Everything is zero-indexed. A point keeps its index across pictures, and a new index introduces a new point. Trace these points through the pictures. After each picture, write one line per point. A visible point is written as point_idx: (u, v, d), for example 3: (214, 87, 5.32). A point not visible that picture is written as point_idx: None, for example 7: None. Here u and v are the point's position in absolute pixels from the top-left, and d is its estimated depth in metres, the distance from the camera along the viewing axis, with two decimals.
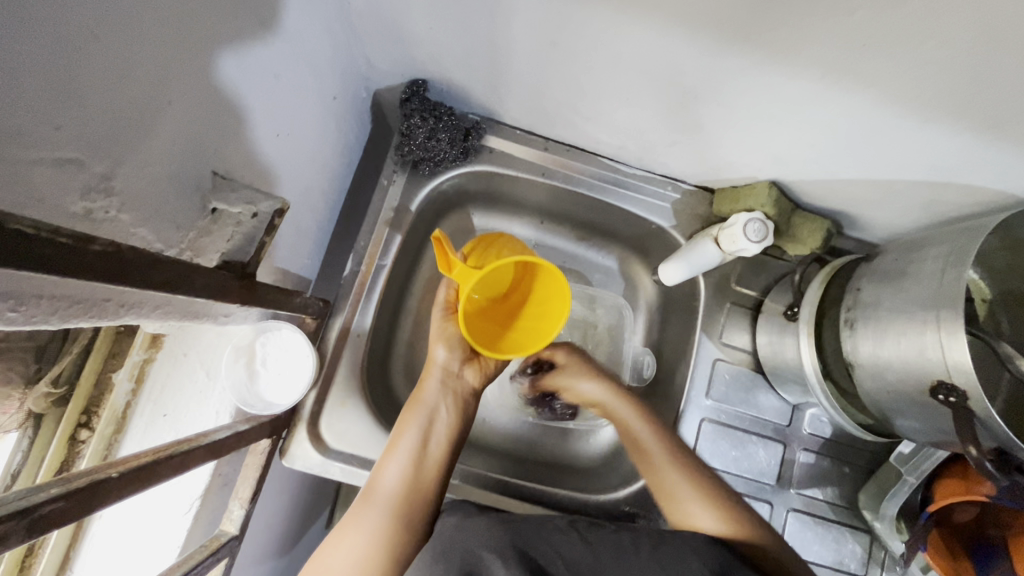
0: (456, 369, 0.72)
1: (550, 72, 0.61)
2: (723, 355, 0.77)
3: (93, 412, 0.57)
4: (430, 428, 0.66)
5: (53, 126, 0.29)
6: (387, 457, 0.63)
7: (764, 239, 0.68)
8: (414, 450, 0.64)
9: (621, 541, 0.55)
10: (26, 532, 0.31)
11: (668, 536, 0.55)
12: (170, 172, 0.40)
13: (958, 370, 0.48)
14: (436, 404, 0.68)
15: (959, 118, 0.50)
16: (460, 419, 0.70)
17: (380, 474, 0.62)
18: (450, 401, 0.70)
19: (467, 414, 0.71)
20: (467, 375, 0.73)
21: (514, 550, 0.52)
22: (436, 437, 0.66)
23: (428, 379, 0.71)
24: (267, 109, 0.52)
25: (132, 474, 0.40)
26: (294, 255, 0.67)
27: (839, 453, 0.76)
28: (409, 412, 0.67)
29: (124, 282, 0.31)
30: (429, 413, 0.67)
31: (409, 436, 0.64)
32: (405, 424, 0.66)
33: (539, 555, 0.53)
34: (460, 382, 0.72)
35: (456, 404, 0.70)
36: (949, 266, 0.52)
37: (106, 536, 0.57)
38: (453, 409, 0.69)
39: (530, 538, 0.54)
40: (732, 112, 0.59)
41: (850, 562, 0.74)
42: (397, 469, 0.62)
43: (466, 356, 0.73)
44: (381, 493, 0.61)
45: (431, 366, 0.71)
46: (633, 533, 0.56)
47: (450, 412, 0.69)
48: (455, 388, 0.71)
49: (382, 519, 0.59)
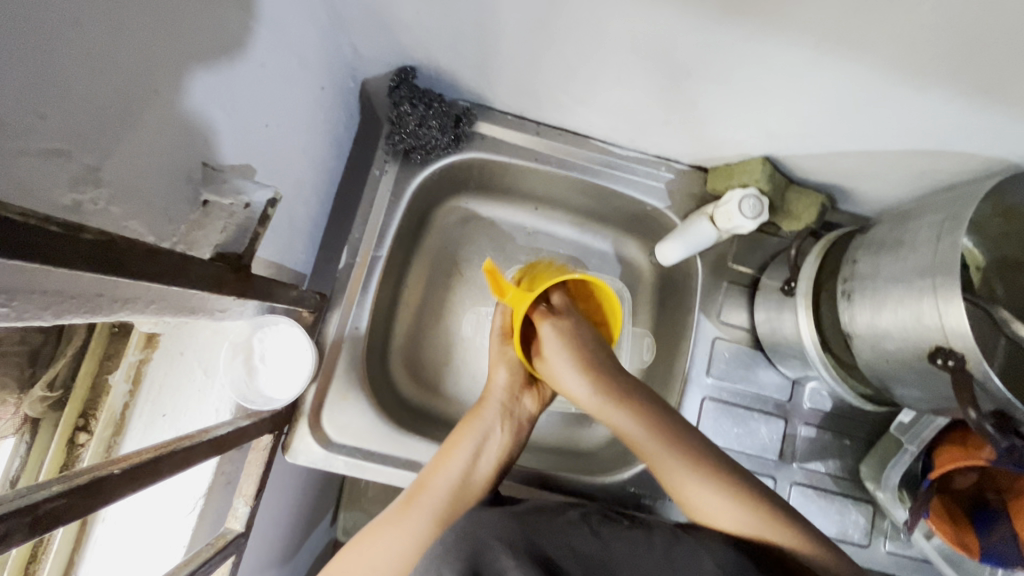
0: (516, 393, 0.71)
1: (540, 54, 0.61)
2: (722, 333, 0.78)
3: (91, 415, 0.56)
4: (484, 447, 0.66)
5: (36, 113, 0.29)
6: (440, 466, 0.64)
7: (760, 215, 0.69)
8: (461, 467, 0.64)
9: (635, 538, 0.56)
10: (27, 531, 0.31)
11: (681, 534, 0.57)
12: (159, 163, 0.40)
13: (956, 334, 0.49)
14: (492, 426, 0.67)
15: (950, 84, 0.50)
16: (516, 442, 0.69)
17: (431, 480, 0.63)
18: (508, 424, 0.69)
19: (523, 439, 0.70)
20: (528, 402, 0.72)
21: (525, 546, 0.53)
22: (489, 458, 0.66)
23: (487, 399, 0.70)
24: (254, 100, 0.51)
25: (135, 471, 0.39)
26: (288, 249, 0.66)
27: (840, 425, 0.77)
28: (465, 429, 0.67)
29: (119, 273, 0.30)
30: (484, 433, 0.66)
31: (463, 452, 0.65)
32: (459, 443, 0.66)
33: (551, 547, 0.54)
34: (519, 407, 0.71)
35: (512, 427, 0.69)
36: (944, 233, 0.52)
37: (109, 538, 0.57)
38: (510, 432, 0.69)
39: (543, 532, 0.55)
40: (724, 86, 0.59)
41: (853, 532, 0.75)
42: (447, 480, 0.63)
43: (524, 383, 0.72)
44: (428, 500, 0.61)
45: (490, 389, 0.71)
46: (647, 530, 0.57)
47: (506, 435, 0.68)
48: (514, 414, 0.70)
49: (423, 527, 0.59)
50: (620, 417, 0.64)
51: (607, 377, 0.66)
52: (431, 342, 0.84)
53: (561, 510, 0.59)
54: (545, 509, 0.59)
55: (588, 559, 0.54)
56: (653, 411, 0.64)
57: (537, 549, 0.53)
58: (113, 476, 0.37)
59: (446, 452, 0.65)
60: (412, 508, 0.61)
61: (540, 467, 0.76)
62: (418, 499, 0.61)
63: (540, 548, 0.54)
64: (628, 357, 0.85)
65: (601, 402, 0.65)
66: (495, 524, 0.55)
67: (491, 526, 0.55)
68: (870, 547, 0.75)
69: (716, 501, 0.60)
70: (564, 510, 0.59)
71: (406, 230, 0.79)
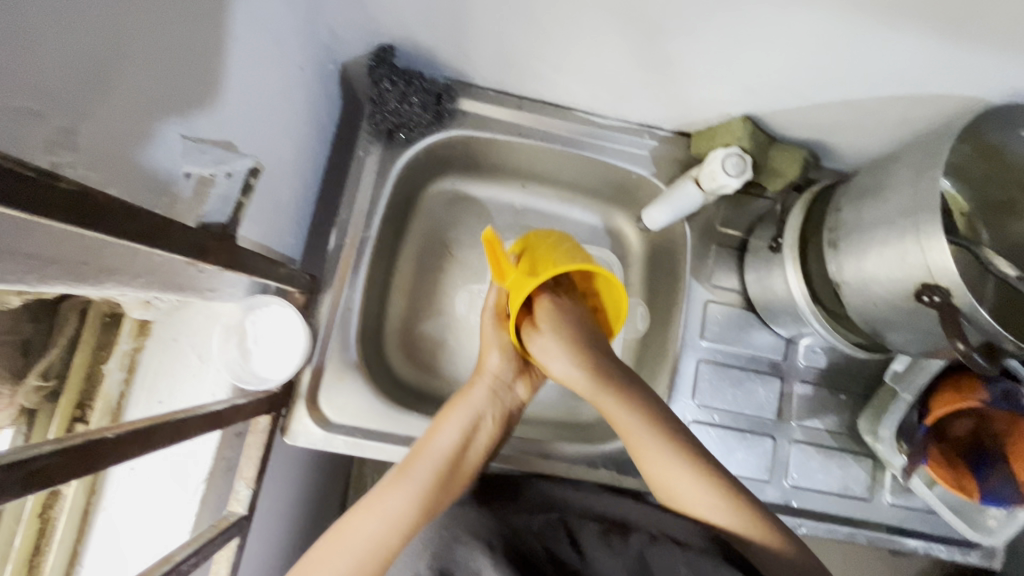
0: (506, 380, 0.70)
1: (515, 22, 0.61)
2: (714, 297, 0.78)
3: (87, 405, 0.56)
4: (475, 432, 0.66)
5: (5, 71, 0.29)
6: (424, 451, 0.63)
7: (743, 172, 0.69)
8: (450, 448, 0.64)
9: (610, 537, 0.57)
10: (21, 486, 0.31)
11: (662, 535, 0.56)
12: (137, 133, 0.40)
13: (940, 270, 0.49)
14: (482, 409, 0.67)
15: (922, 22, 0.50)
16: (501, 430, 0.69)
17: (416, 461, 0.62)
18: (496, 412, 0.68)
19: (509, 429, 0.70)
20: (519, 390, 0.72)
21: (499, 545, 0.55)
22: (477, 439, 0.66)
23: (478, 384, 0.69)
24: (232, 71, 0.51)
25: (129, 436, 0.39)
26: (275, 231, 0.67)
27: (836, 381, 0.77)
28: (453, 410, 0.67)
29: (95, 226, 0.30)
30: (475, 415, 0.66)
31: (448, 436, 0.64)
32: (448, 421, 0.65)
33: (526, 548, 0.55)
34: (509, 395, 0.70)
35: (499, 414, 0.69)
36: (923, 172, 0.52)
37: (110, 528, 0.57)
38: (497, 419, 0.68)
39: (524, 532, 0.57)
40: (700, 42, 0.59)
41: (855, 486, 0.75)
42: (429, 464, 0.62)
43: (517, 369, 0.72)
44: (409, 484, 0.60)
45: (482, 372, 0.70)
46: (627, 529, 0.58)
47: (494, 422, 0.68)
48: (503, 399, 0.70)
49: (406, 504, 0.59)
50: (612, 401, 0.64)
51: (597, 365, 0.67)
52: (426, 322, 0.84)
53: (546, 510, 0.61)
54: (531, 507, 0.61)
55: (563, 559, 0.55)
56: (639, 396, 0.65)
57: (516, 551, 0.55)
58: (106, 442, 0.37)
59: (435, 429, 0.65)
60: (397, 485, 0.60)
61: (539, 438, 0.77)
62: (406, 474, 0.61)
63: (515, 547, 0.55)
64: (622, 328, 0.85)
65: (594, 392, 0.65)
66: (472, 523, 0.57)
67: (474, 523, 0.57)
68: (872, 500, 0.75)
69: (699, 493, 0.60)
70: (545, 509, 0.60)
71: (393, 211, 0.79)
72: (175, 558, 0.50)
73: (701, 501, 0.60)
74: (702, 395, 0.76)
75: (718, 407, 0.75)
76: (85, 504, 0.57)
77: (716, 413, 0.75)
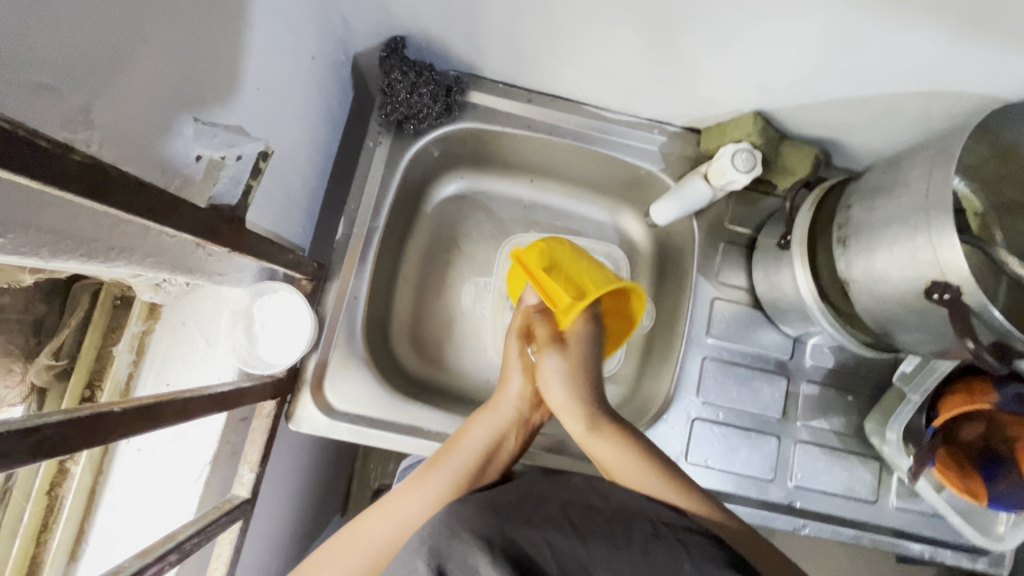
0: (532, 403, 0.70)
1: (527, 14, 0.61)
2: (721, 294, 0.77)
3: (97, 386, 0.57)
4: (500, 448, 0.65)
5: (25, 45, 0.29)
6: (443, 465, 0.63)
7: (753, 169, 0.69)
8: (474, 462, 0.63)
9: (613, 535, 0.53)
10: (27, 453, 0.31)
11: (663, 530, 0.55)
12: (150, 113, 0.40)
13: (952, 268, 0.49)
14: (506, 430, 0.67)
15: (938, 16, 0.50)
16: (520, 451, 0.69)
17: (432, 477, 0.62)
18: (517, 432, 0.68)
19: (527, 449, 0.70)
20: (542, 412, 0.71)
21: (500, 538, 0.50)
22: (500, 456, 0.65)
23: (502, 404, 0.68)
24: (246, 58, 0.51)
25: (135, 411, 0.40)
26: (285, 219, 0.67)
27: (844, 382, 0.77)
28: (476, 426, 0.66)
29: (106, 200, 0.31)
30: (501, 433, 0.66)
31: (470, 452, 0.64)
32: (471, 436, 0.65)
33: (525, 542, 0.51)
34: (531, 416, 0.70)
35: (521, 435, 0.68)
36: (936, 168, 0.51)
37: (117, 507, 0.58)
38: (518, 439, 0.68)
39: (523, 528, 0.52)
40: (713, 36, 0.59)
41: (861, 489, 0.75)
42: (446, 478, 0.62)
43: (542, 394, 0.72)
44: (422, 494, 0.60)
45: (506, 392, 0.69)
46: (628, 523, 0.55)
47: (515, 442, 0.68)
48: (526, 421, 0.69)
49: (421, 513, 0.59)
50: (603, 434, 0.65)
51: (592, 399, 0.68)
52: (432, 314, 0.84)
53: (542, 504, 0.57)
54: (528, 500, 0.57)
55: (566, 556, 0.51)
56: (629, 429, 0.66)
57: (517, 550, 0.50)
58: (112, 415, 0.37)
59: (457, 442, 0.65)
60: (410, 495, 0.60)
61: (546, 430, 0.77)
62: (421, 484, 0.61)
63: (517, 545, 0.50)
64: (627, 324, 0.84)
65: (585, 430, 0.66)
66: (473, 517, 0.52)
67: (471, 518, 0.52)
68: (878, 503, 0.74)
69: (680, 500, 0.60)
70: (541, 503, 0.57)
71: (402, 202, 0.79)
72: (179, 537, 0.50)
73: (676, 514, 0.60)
74: (706, 392, 0.75)
75: (722, 405, 0.75)
76: (92, 484, 0.58)
77: (720, 411, 0.75)
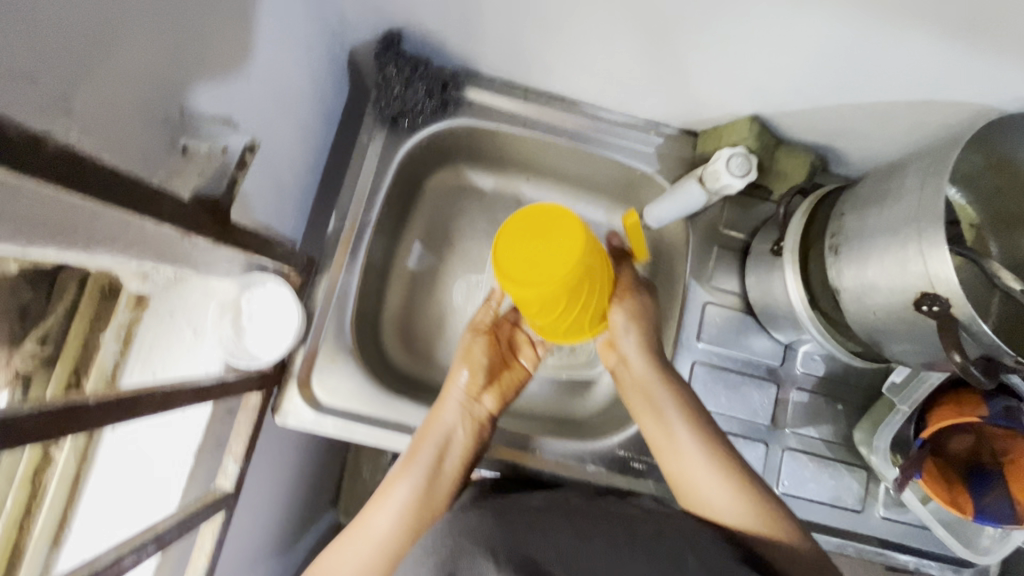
0: (477, 393, 0.68)
1: (524, 12, 0.61)
2: (713, 298, 0.77)
3: (83, 373, 0.57)
4: (449, 450, 0.64)
5: (2, 33, 0.29)
6: (402, 473, 0.62)
7: (747, 173, 0.68)
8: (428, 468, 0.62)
9: (615, 532, 0.53)
10: (1, 444, 0.31)
11: (666, 527, 0.54)
12: (134, 103, 0.40)
13: (941, 280, 0.48)
14: (453, 425, 0.65)
15: (936, 25, 0.49)
16: (477, 443, 0.66)
17: (393, 486, 0.62)
18: (467, 425, 0.66)
19: (485, 441, 0.68)
20: (488, 401, 0.69)
21: (502, 547, 0.49)
22: (452, 457, 0.64)
23: (445, 401, 0.67)
24: (237, 49, 0.51)
25: (113, 402, 0.40)
26: (276, 212, 0.67)
27: (833, 390, 0.76)
28: (427, 430, 0.65)
29: (83, 191, 0.30)
30: (445, 435, 0.64)
31: (424, 456, 0.63)
32: (423, 440, 0.64)
33: (530, 547, 0.50)
34: (479, 408, 0.68)
35: (473, 428, 0.66)
36: (930, 178, 0.51)
37: (100, 495, 0.58)
38: (469, 434, 0.66)
39: (525, 534, 0.52)
40: (710, 38, 0.58)
41: (847, 498, 0.74)
42: (409, 485, 0.61)
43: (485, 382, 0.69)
44: (385, 506, 0.61)
45: (450, 386, 0.68)
46: (628, 522, 0.55)
47: (467, 435, 0.65)
48: (474, 411, 0.67)
49: (392, 526, 0.60)
50: (664, 395, 0.65)
51: (662, 355, 0.68)
52: (424, 311, 0.84)
53: (542, 511, 0.57)
54: (528, 509, 0.57)
55: (569, 554, 0.49)
56: (692, 399, 0.65)
57: (521, 554, 0.49)
58: (90, 406, 0.37)
59: (411, 450, 0.63)
60: (375, 510, 0.61)
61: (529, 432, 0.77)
62: (385, 496, 0.61)
63: (521, 549, 0.49)
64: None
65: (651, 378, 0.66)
66: (474, 529, 0.52)
67: (474, 532, 0.52)
68: (865, 512, 0.74)
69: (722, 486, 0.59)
70: (542, 509, 0.57)
71: (396, 198, 0.79)
72: (159, 527, 0.50)
73: (724, 503, 0.59)
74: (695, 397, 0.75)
75: (710, 410, 0.75)
76: (76, 472, 0.57)
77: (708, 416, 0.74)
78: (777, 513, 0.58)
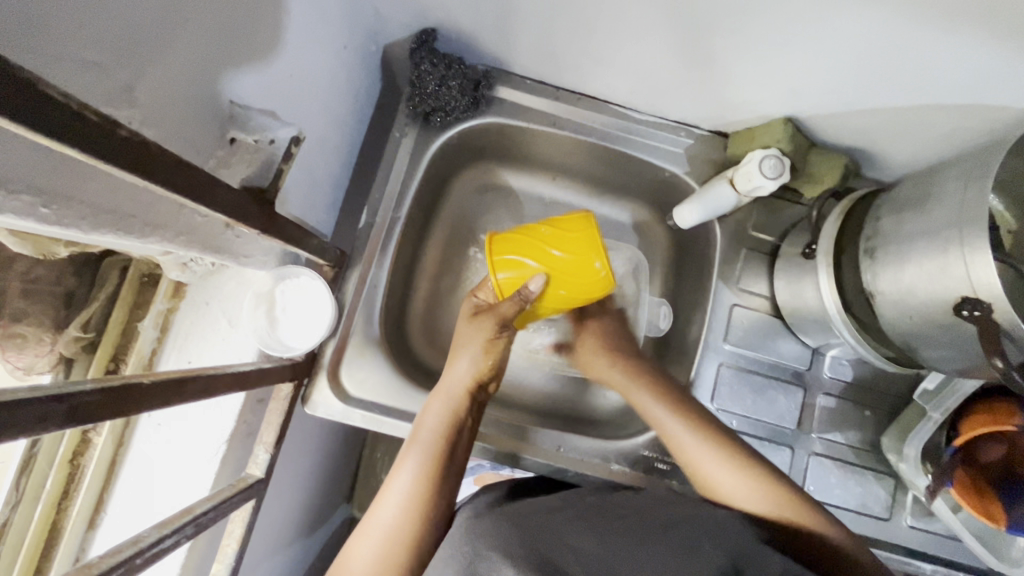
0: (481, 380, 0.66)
1: (559, 10, 0.61)
2: (740, 301, 0.77)
3: (122, 359, 0.59)
4: (454, 438, 0.62)
5: (76, 23, 0.30)
6: (409, 464, 0.60)
7: (780, 175, 0.68)
8: (434, 456, 0.60)
9: (635, 531, 0.52)
10: (63, 419, 0.32)
11: (681, 518, 0.54)
12: (187, 94, 0.41)
13: (984, 285, 0.48)
14: (458, 414, 0.64)
15: (982, 27, 0.48)
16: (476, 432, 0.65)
17: (400, 478, 0.59)
18: (471, 413, 0.65)
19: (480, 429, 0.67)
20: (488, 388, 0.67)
21: (521, 548, 0.49)
22: (457, 446, 0.62)
23: (445, 390, 0.65)
24: (280, 45, 0.52)
25: (163, 384, 0.41)
26: (309, 206, 0.68)
27: (861, 396, 0.76)
28: (429, 420, 0.63)
29: (148, 176, 0.31)
30: (450, 423, 0.63)
31: (431, 444, 0.61)
32: (427, 430, 0.62)
33: (549, 549, 0.49)
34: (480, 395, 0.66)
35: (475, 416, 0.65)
36: (972, 182, 0.50)
37: (135, 479, 0.59)
38: (471, 422, 0.65)
39: (541, 535, 0.51)
40: (746, 39, 0.58)
41: (873, 505, 0.73)
42: (418, 473, 0.59)
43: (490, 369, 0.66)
44: (394, 498, 0.58)
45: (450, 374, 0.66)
46: (645, 521, 0.54)
47: (471, 423, 0.65)
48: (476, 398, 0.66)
49: (402, 519, 0.57)
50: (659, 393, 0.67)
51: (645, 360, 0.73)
52: (449, 307, 0.84)
53: (559, 510, 0.56)
54: (544, 510, 0.56)
55: (589, 556, 0.49)
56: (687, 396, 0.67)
57: (539, 554, 0.48)
58: (142, 387, 0.39)
59: (415, 442, 0.62)
60: (383, 504, 0.58)
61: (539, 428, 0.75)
62: (393, 489, 0.59)
63: (539, 549, 0.49)
64: (644, 327, 0.83)
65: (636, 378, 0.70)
66: (491, 531, 0.52)
67: (491, 534, 0.51)
68: (891, 520, 0.73)
69: (736, 476, 0.60)
70: (559, 509, 0.56)
71: (424, 195, 0.80)
72: (196, 510, 0.51)
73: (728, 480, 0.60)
74: (721, 399, 0.74)
75: (736, 413, 0.74)
76: (113, 455, 0.59)
77: (734, 418, 0.74)
78: (797, 501, 0.58)
